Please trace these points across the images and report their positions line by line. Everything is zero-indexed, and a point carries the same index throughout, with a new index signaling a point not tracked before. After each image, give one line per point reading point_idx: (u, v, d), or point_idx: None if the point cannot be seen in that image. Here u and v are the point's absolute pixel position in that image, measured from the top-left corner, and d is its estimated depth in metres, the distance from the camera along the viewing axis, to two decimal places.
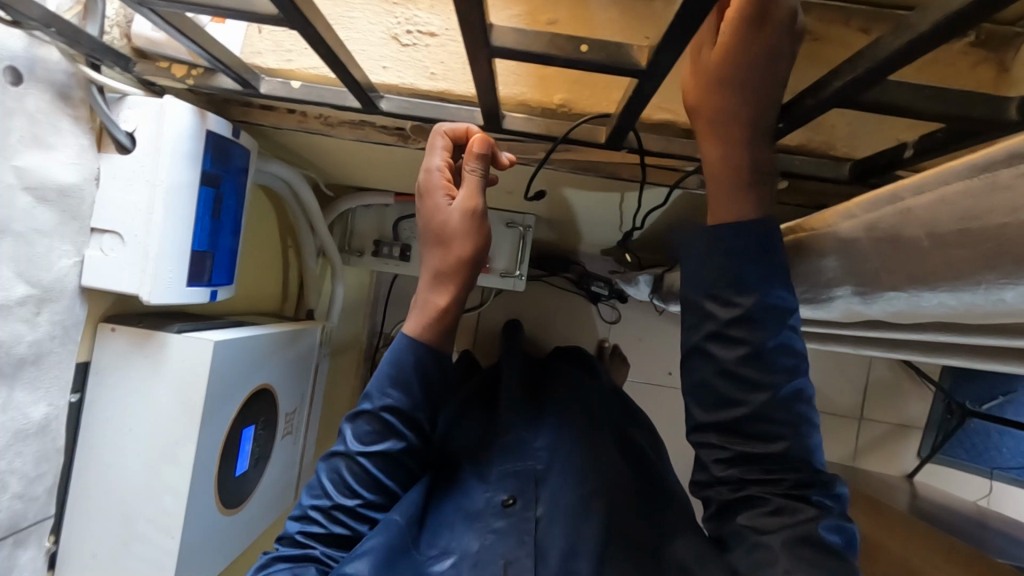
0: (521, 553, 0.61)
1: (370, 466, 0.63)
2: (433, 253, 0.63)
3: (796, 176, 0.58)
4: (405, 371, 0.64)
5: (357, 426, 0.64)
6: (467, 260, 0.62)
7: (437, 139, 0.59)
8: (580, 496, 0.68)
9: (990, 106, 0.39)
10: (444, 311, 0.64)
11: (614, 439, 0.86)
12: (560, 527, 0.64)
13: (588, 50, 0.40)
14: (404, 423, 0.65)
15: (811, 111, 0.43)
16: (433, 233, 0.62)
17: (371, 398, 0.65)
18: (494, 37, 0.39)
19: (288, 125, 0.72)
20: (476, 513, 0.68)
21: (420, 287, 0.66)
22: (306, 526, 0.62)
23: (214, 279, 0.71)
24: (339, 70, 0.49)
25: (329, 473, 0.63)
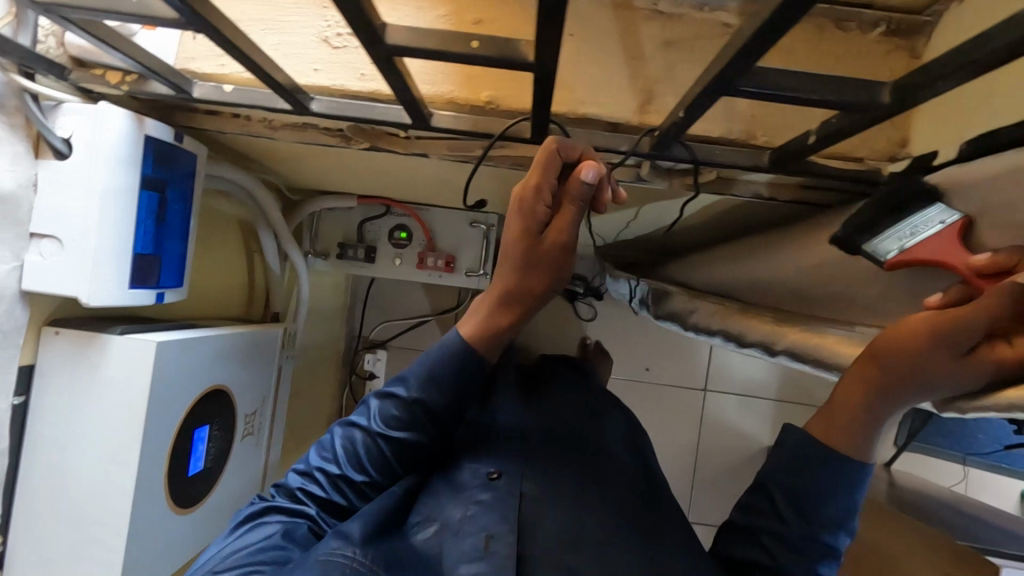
0: (504, 528, 0.61)
1: (382, 447, 0.67)
2: (508, 271, 0.64)
3: (716, 165, 0.61)
4: (439, 367, 0.67)
5: (385, 405, 0.68)
6: (540, 292, 0.64)
7: (543, 156, 0.54)
8: (573, 488, 0.68)
9: (864, 88, 0.40)
10: (509, 327, 0.68)
11: (621, 446, 0.84)
12: (547, 510, 0.65)
13: (479, 45, 0.41)
14: (424, 419, 0.67)
15: (703, 102, 0.44)
16: (518, 258, 0.63)
17: (405, 382, 0.68)
18: (388, 36, 0.41)
19: (233, 129, 0.73)
20: (463, 486, 0.68)
21: (487, 296, 0.68)
22: (306, 483, 0.68)
23: (162, 281, 0.72)
24: (257, 72, 0.50)
25: (343, 441, 0.68)
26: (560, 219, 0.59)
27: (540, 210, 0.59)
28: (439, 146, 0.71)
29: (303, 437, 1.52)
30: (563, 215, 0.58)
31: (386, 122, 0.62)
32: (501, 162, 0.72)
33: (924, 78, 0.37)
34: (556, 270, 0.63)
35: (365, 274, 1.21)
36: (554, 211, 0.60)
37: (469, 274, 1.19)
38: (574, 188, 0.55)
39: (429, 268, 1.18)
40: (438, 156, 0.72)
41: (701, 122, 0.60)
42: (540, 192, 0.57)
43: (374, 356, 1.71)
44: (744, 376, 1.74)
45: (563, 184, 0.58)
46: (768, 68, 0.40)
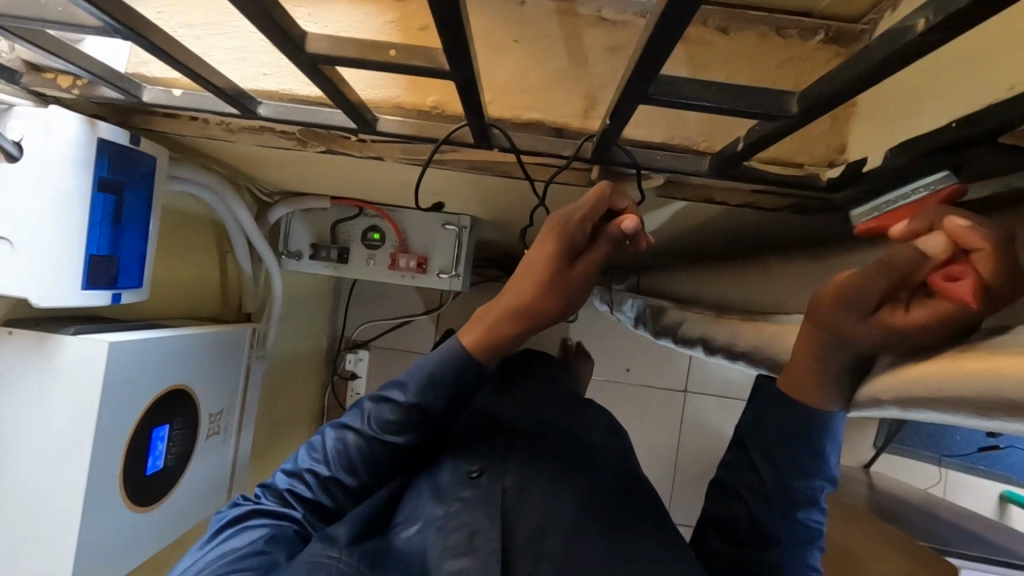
0: (486, 524, 0.60)
1: (372, 450, 0.66)
2: (526, 284, 0.61)
3: (659, 171, 0.62)
4: (441, 374, 0.65)
5: (380, 410, 0.67)
6: (552, 315, 0.62)
7: (596, 193, 0.54)
8: (553, 477, 0.67)
9: (772, 98, 0.41)
10: (513, 341, 0.64)
11: (601, 430, 0.83)
12: (531, 507, 0.64)
13: (397, 54, 0.42)
14: (420, 423, 0.66)
15: (622, 110, 0.45)
16: (540, 272, 0.59)
17: (404, 388, 0.66)
18: (308, 45, 0.42)
19: (192, 132, 0.73)
20: (444, 484, 0.67)
21: (499, 303, 0.64)
22: (293, 484, 0.68)
23: (120, 283, 0.73)
24: (194, 78, 0.51)
25: (333, 441, 0.68)
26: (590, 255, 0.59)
27: (577, 241, 0.58)
28: (394, 149, 0.71)
29: (282, 436, 1.53)
30: (597, 253, 0.58)
31: (332, 127, 0.62)
32: (455, 168, 0.73)
33: (821, 89, 0.38)
34: (570, 300, 0.61)
35: (337, 275, 1.22)
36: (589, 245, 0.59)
37: (441, 275, 1.20)
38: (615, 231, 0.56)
39: (401, 269, 1.19)
40: (393, 160, 0.73)
41: (631, 125, 0.62)
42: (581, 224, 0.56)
43: (356, 356, 1.74)
44: (725, 376, 1.75)
45: (604, 226, 0.59)
46: (678, 77, 0.41)
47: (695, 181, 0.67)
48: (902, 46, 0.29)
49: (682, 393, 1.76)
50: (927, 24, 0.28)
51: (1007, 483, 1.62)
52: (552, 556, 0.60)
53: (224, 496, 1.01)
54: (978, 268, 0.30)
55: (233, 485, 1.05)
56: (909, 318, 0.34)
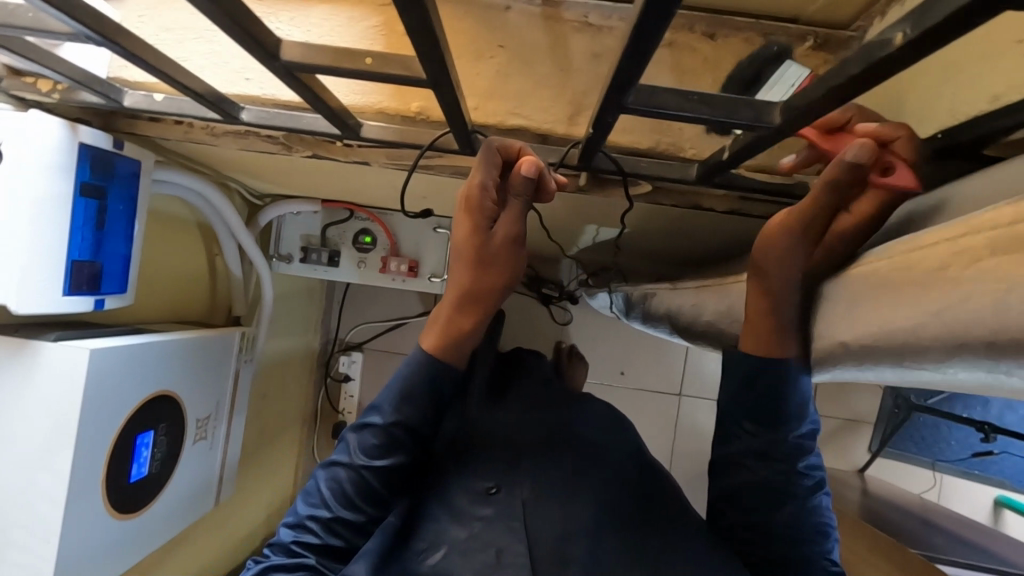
0: (511, 540, 0.64)
1: (371, 478, 0.62)
2: (462, 271, 0.62)
3: (643, 177, 0.62)
4: (413, 387, 0.64)
5: (362, 437, 0.63)
6: (495, 288, 0.63)
7: (487, 154, 0.55)
8: (564, 489, 0.69)
9: (752, 108, 0.41)
10: (470, 333, 0.64)
11: (602, 425, 0.83)
12: (549, 516, 0.66)
13: (373, 62, 0.42)
14: (408, 439, 0.64)
15: (602, 119, 0.44)
16: (469, 255, 0.61)
17: (379, 411, 0.64)
18: (282, 52, 0.41)
19: (176, 136, 0.72)
20: (461, 505, 0.67)
21: (444, 301, 0.64)
22: (300, 535, 0.61)
23: (102, 288, 0.73)
24: (172, 84, 0.51)
25: (327, 482, 0.63)
26: (505, 218, 0.60)
27: (488, 205, 0.58)
28: (379, 154, 0.70)
29: (274, 439, 1.52)
30: (510, 208, 0.59)
31: (315, 132, 0.62)
32: (440, 172, 0.72)
33: (801, 100, 0.37)
34: (510, 265, 0.62)
35: (327, 277, 1.22)
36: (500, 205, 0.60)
37: (432, 278, 1.20)
38: (517, 182, 0.56)
39: (392, 272, 1.19)
40: (378, 165, 0.72)
41: (615, 130, 0.61)
42: (487, 190, 0.57)
43: (349, 357, 1.74)
44: (719, 378, 1.74)
45: (507, 181, 0.59)
46: (656, 87, 0.40)
47: (683, 187, 0.66)
48: (876, 60, 0.29)
49: (676, 396, 1.75)
50: (902, 39, 0.27)
51: (1002, 488, 1.62)
52: (576, 559, 0.62)
53: (213, 500, 1.00)
54: (902, 152, 0.39)
55: (223, 490, 1.04)
56: (859, 215, 0.40)
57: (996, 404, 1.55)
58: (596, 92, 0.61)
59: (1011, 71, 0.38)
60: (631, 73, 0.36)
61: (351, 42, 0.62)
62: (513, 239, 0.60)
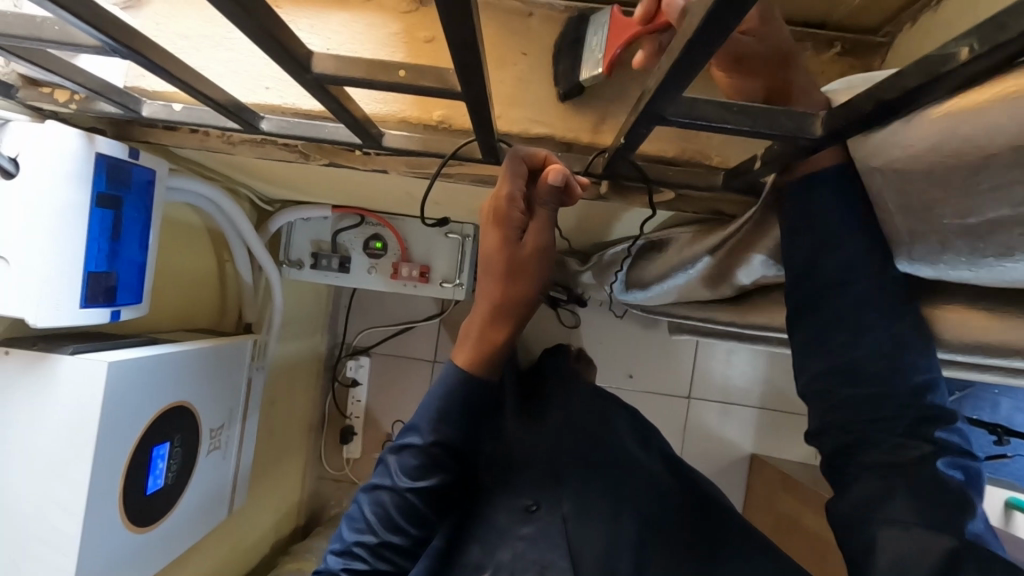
0: (556, 556, 0.63)
1: (414, 500, 0.63)
2: (492, 285, 0.63)
3: (669, 186, 0.61)
4: (447, 405, 0.64)
5: (402, 459, 0.64)
6: (527, 297, 0.64)
7: (513, 165, 0.55)
8: (610, 503, 0.67)
9: (793, 119, 0.40)
10: (504, 344, 0.65)
11: (631, 437, 0.82)
12: (591, 528, 0.64)
13: (406, 75, 0.41)
14: (450, 459, 0.65)
15: (637, 130, 0.44)
16: (500, 268, 0.61)
17: (418, 430, 0.64)
18: (314, 64, 0.41)
19: (191, 145, 0.71)
20: (504, 526, 0.67)
21: (475, 315, 0.65)
22: (348, 562, 0.63)
23: (118, 299, 0.72)
24: (195, 96, 0.50)
25: (372, 506, 0.64)
26: (535, 228, 0.60)
27: (517, 216, 0.59)
28: (398, 162, 0.70)
29: (283, 446, 1.51)
30: (539, 218, 0.60)
31: (336, 141, 0.61)
32: (460, 180, 0.71)
33: (846, 111, 0.37)
34: (540, 275, 0.63)
35: (338, 283, 1.21)
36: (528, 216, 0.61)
37: (444, 284, 1.20)
38: (545, 190, 0.56)
39: (403, 278, 1.18)
40: (397, 173, 0.71)
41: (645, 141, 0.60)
42: (513, 201, 0.57)
43: (357, 362, 1.72)
44: (728, 381, 1.73)
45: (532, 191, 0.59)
46: (695, 98, 0.40)
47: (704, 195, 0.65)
48: (940, 75, 0.28)
49: (685, 399, 1.74)
50: (968, 53, 0.27)
51: None
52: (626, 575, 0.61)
53: (226, 510, 0.99)
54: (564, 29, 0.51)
55: (236, 499, 1.03)
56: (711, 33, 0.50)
57: (1008, 405, 1.54)
58: (620, 99, 0.61)
59: None
60: (675, 86, 0.35)
61: (371, 49, 0.61)
62: (543, 249, 0.61)
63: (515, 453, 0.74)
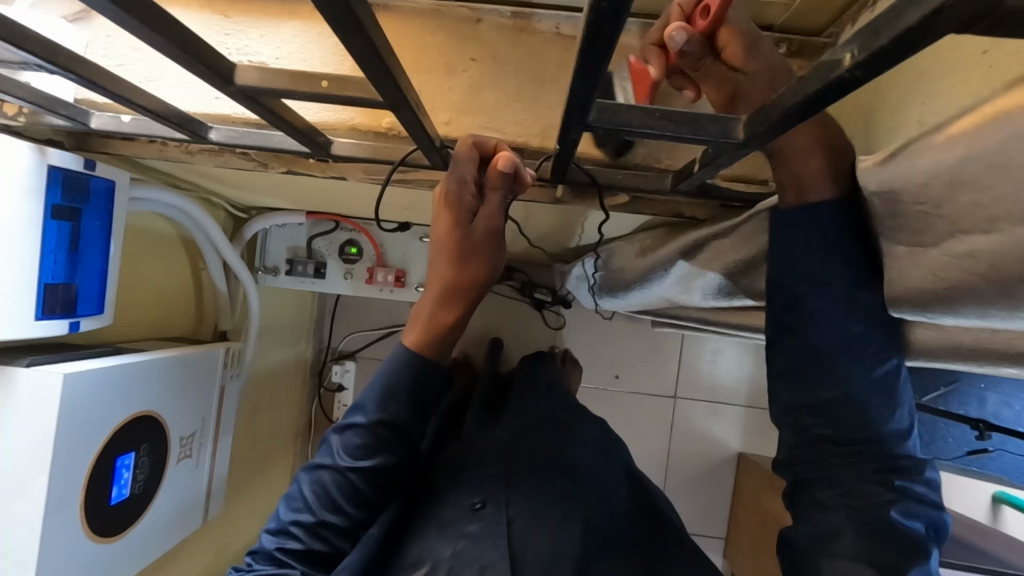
0: (496, 555, 0.61)
1: (357, 480, 0.64)
2: (444, 266, 0.65)
3: (619, 190, 0.61)
4: (395, 384, 0.67)
5: (346, 437, 0.66)
6: (475, 281, 0.66)
7: (463, 151, 0.56)
8: (557, 506, 0.68)
9: (717, 124, 0.40)
10: (452, 327, 0.68)
11: (593, 453, 0.82)
12: (534, 531, 0.64)
13: (329, 85, 0.41)
14: (392, 439, 0.66)
15: (567, 137, 0.44)
16: (450, 249, 0.63)
17: (364, 410, 0.67)
18: (237, 77, 0.41)
19: (151, 155, 0.71)
20: (448, 521, 0.67)
21: (427, 296, 0.67)
22: (283, 542, 0.63)
23: (78, 310, 0.73)
24: (129, 106, 0.50)
25: (311, 485, 0.65)
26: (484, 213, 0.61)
27: (467, 199, 0.61)
28: (356, 169, 0.69)
29: (265, 453, 1.51)
30: (489, 203, 0.61)
31: (285, 150, 0.61)
32: (418, 186, 0.71)
33: (763, 116, 0.37)
34: (490, 257, 0.65)
35: (315, 289, 1.21)
36: (479, 199, 0.62)
37: (420, 288, 1.20)
38: (495, 177, 0.56)
39: (378, 283, 1.18)
40: (356, 180, 0.71)
41: (585, 145, 0.61)
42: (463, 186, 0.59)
43: (342, 367, 1.70)
44: (713, 381, 1.73)
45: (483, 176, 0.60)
46: (617, 104, 0.40)
47: (659, 198, 0.65)
48: (830, 81, 0.28)
49: (671, 399, 1.74)
50: (852, 59, 0.27)
51: (1001, 484, 1.61)
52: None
53: (200, 518, 0.99)
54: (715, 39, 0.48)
55: (210, 507, 1.03)
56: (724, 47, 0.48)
57: (993, 399, 1.54)
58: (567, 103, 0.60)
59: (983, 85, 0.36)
60: (587, 94, 0.35)
61: (320, 58, 0.61)
62: (491, 233, 0.63)
63: (472, 453, 0.80)
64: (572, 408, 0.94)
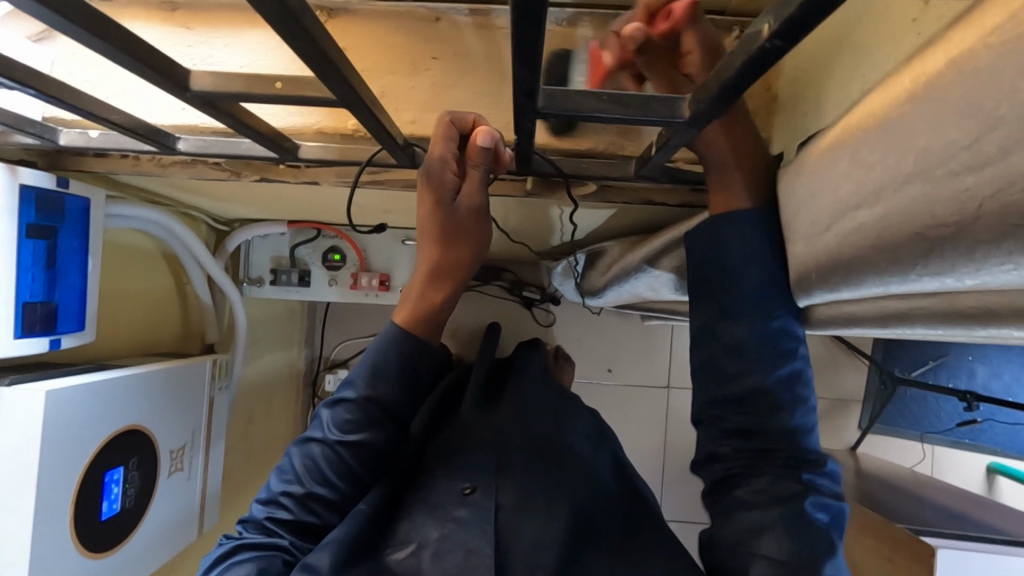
0: (483, 542, 0.63)
1: (346, 454, 0.66)
2: (428, 248, 0.66)
3: (585, 178, 0.62)
4: (384, 362, 0.68)
5: (336, 413, 0.67)
6: (461, 259, 0.67)
7: (442, 129, 0.56)
8: (547, 490, 0.70)
9: (663, 104, 0.41)
10: (440, 307, 0.69)
11: (577, 440, 0.84)
12: (523, 521, 0.66)
13: (283, 86, 0.42)
14: (381, 416, 0.67)
15: (521, 126, 0.45)
16: (435, 229, 0.64)
17: (354, 386, 0.68)
18: (192, 82, 0.41)
19: (124, 169, 0.71)
20: (438, 505, 0.68)
21: (415, 277, 0.69)
22: (272, 511, 0.64)
23: (59, 327, 0.73)
24: (94, 119, 0.51)
25: (301, 458, 0.66)
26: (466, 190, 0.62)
27: (450, 177, 0.59)
28: (329, 173, 0.70)
29: (261, 465, 1.51)
30: (471, 179, 0.60)
31: (254, 156, 0.61)
32: (390, 187, 0.72)
33: (704, 94, 0.38)
34: (474, 235, 0.66)
35: (300, 297, 1.22)
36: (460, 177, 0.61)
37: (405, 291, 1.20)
38: (476, 152, 0.56)
39: (364, 288, 1.19)
40: (329, 184, 0.72)
41: (543, 135, 0.61)
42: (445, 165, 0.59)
43: (336, 376, 1.69)
44: None
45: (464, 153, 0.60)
46: (565, 90, 0.41)
47: (627, 185, 0.66)
48: (754, 51, 0.29)
49: (664, 389, 1.74)
50: (770, 30, 0.28)
51: (995, 455, 1.62)
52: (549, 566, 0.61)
53: (196, 529, 0.99)
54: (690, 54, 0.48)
55: (206, 518, 1.03)
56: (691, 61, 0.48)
57: (981, 371, 1.54)
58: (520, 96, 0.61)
59: (914, 51, 0.37)
60: (531, 81, 0.36)
61: (283, 64, 0.62)
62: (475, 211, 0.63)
63: (457, 438, 0.80)
64: (561, 399, 0.95)
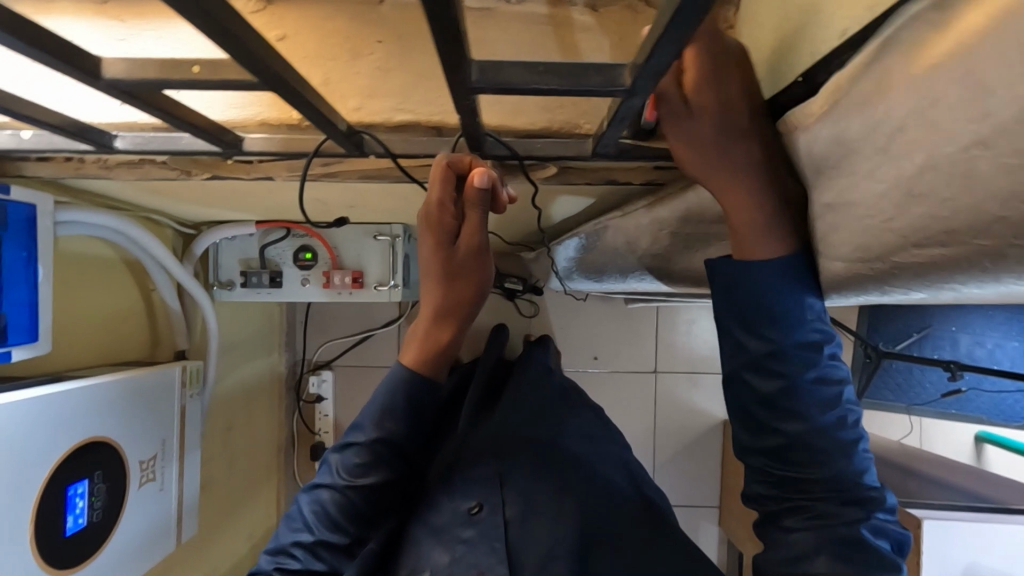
0: (494, 560, 0.64)
1: (354, 497, 0.65)
2: (433, 288, 0.64)
3: (540, 159, 0.60)
4: (392, 399, 0.67)
5: (346, 457, 0.66)
6: (467, 299, 0.64)
7: (435, 172, 0.54)
8: (550, 507, 0.70)
9: (600, 73, 0.39)
10: (448, 346, 0.68)
11: (578, 445, 0.83)
12: (532, 535, 0.67)
13: (200, 71, 0.39)
14: (389, 455, 0.67)
15: (462, 104, 0.43)
16: (438, 272, 0.62)
17: (362, 428, 0.67)
18: (103, 70, 0.39)
19: (68, 173, 0.68)
20: (443, 527, 0.67)
21: (420, 319, 0.67)
22: (280, 560, 0.64)
23: (9, 339, 0.70)
24: (18, 119, 0.48)
25: (311, 505, 0.66)
26: (465, 231, 0.59)
27: (447, 221, 0.58)
28: (280, 168, 0.67)
29: (245, 473, 1.48)
30: (468, 222, 0.58)
31: (196, 152, 0.59)
32: (345, 178, 0.69)
33: (640, 61, 0.36)
34: (478, 273, 0.63)
35: (273, 299, 1.19)
36: (461, 220, 0.60)
37: (379, 287, 1.17)
38: (471, 196, 0.54)
39: (336, 286, 1.16)
40: (283, 179, 0.69)
41: (496, 117, 0.59)
42: (441, 207, 0.57)
43: (319, 377, 1.68)
44: (691, 351, 1.73)
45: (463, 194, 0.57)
46: (499, 63, 0.38)
47: (589, 166, 0.64)
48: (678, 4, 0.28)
49: (652, 374, 1.73)
50: None
51: (982, 424, 1.62)
52: None
53: (173, 542, 0.98)
54: None
55: (184, 530, 1.02)
56: None
57: (965, 340, 1.54)
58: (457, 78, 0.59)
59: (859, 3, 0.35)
60: (461, 54, 0.34)
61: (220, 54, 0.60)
62: (477, 251, 0.60)
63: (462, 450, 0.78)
64: (567, 405, 0.94)
